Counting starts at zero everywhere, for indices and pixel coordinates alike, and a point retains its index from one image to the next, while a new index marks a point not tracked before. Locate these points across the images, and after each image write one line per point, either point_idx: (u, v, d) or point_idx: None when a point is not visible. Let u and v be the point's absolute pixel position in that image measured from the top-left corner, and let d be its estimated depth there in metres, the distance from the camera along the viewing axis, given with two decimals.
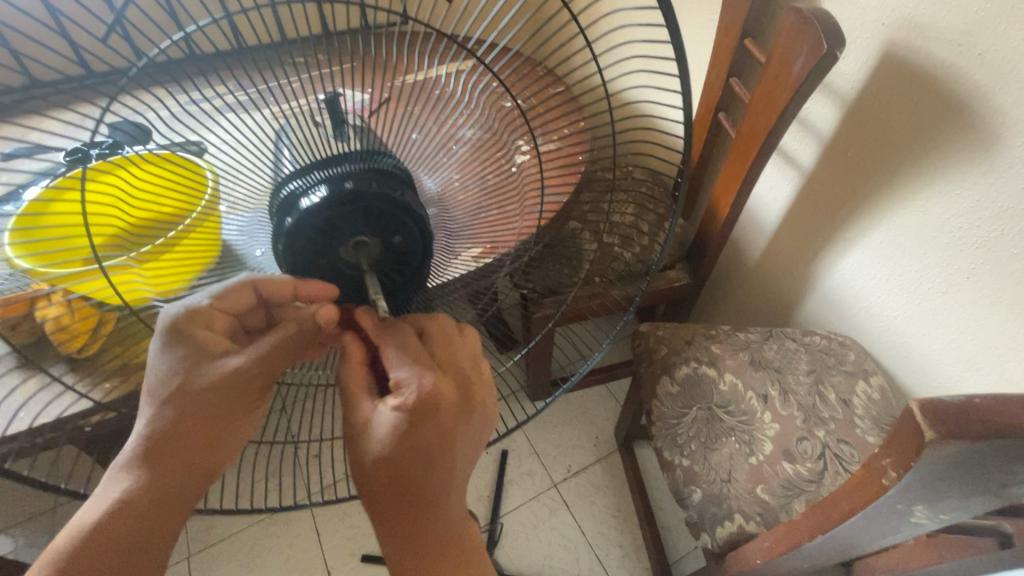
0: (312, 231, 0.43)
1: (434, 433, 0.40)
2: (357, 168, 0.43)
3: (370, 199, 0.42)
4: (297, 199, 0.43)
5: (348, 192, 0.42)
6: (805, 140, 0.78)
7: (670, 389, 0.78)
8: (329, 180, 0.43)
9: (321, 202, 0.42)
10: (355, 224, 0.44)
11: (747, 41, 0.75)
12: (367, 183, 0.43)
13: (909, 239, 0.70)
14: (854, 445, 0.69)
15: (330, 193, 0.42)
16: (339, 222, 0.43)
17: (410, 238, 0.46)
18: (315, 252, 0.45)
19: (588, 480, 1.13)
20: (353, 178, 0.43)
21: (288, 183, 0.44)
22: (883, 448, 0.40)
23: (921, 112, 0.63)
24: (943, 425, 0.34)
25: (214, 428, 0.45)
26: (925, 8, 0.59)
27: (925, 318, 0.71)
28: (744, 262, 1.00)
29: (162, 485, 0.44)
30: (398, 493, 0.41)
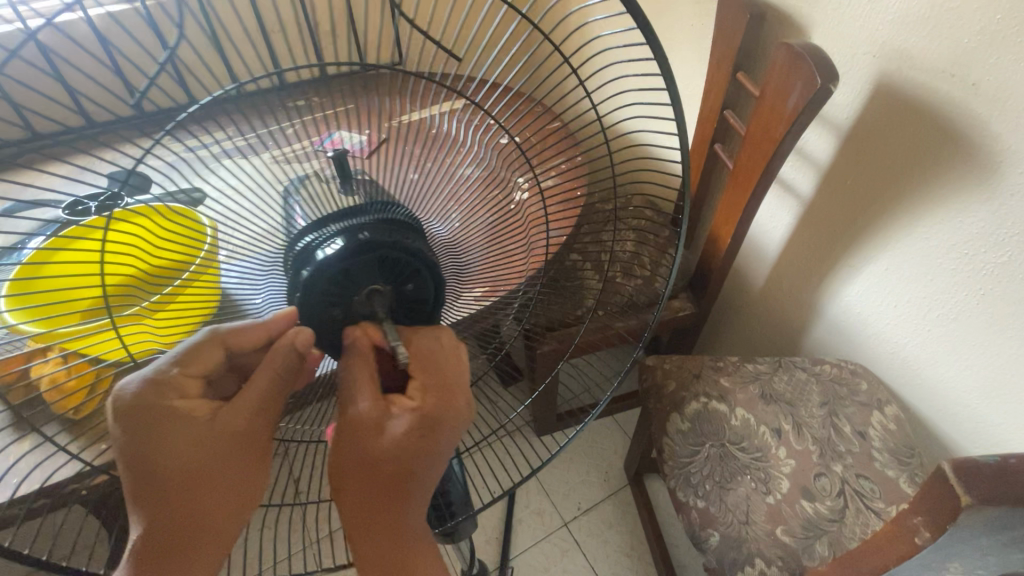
0: (328, 283, 0.42)
1: (443, 439, 0.42)
2: (371, 219, 0.43)
3: (385, 248, 0.42)
4: (313, 251, 0.43)
5: (364, 242, 0.42)
6: (803, 170, 0.79)
7: (680, 426, 0.76)
8: (345, 232, 0.43)
9: (338, 253, 0.41)
10: (370, 274, 0.44)
11: (740, 74, 0.76)
12: (384, 232, 0.43)
13: (916, 265, 0.69)
14: (874, 481, 0.67)
15: (346, 245, 0.42)
16: (355, 272, 0.43)
17: (422, 285, 0.46)
18: (330, 303, 0.44)
19: (599, 518, 1.10)
20: (368, 228, 0.43)
21: (301, 238, 0.44)
22: (913, 506, 0.40)
23: (917, 140, 0.63)
24: (981, 491, 0.34)
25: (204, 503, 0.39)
26: (915, 42, 0.59)
27: (937, 344, 0.70)
28: (747, 290, 0.99)
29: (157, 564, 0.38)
30: (391, 491, 0.42)
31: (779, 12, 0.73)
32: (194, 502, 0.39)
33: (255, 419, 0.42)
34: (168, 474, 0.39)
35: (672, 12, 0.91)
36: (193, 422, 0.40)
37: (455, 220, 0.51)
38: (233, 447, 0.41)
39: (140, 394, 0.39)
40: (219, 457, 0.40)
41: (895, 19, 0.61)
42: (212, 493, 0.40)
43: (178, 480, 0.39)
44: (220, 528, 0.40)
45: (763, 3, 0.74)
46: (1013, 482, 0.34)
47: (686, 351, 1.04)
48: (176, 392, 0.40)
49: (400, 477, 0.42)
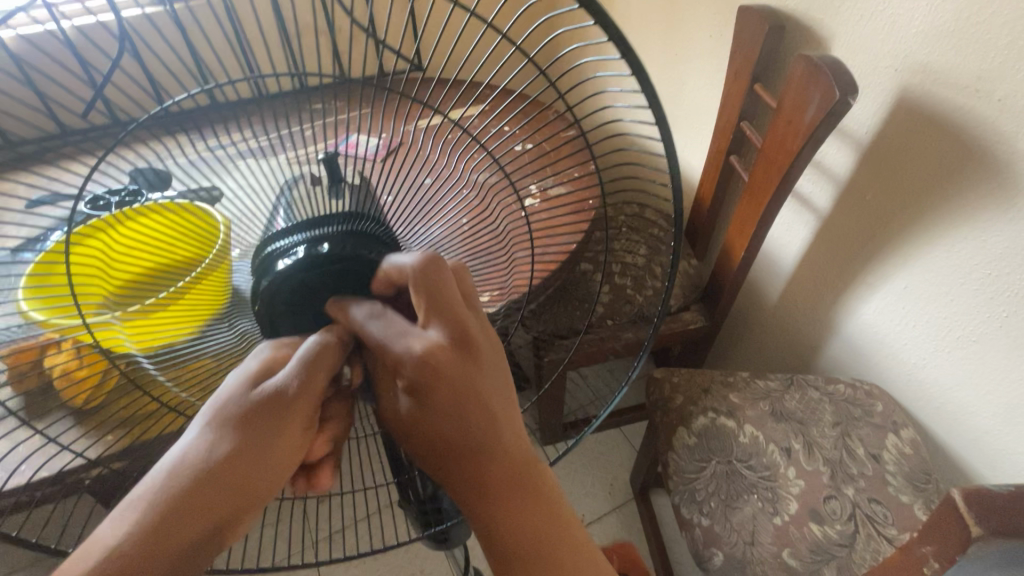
0: (288, 293, 0.44)
1: (451, 391, 0.37)
2: (334, 230, 0.44)
3: (344, 260, 0.43)
4: (275, 259, 0.43)
5: (324, 256, 0.43)
6: (821, 184, 0.77)
7: (687, 441, 0.75)
8: (307, 242, 0.43)
9: (297, 264, 0.42)
10: (331, 286, 0.44)
11: (757, 86, 0.75)
12: (344, 245, 0.44)
13: (936, 284, 0.67)
14: (887, 506, 0.65)
15: (306, 256, 0.43)
16: (315, 284, 0.44)
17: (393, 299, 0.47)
18: (293, 313, 0.45)
19: (603, 532, 1.09)
20: (329, 240, 0.43)
21: (272, 242, 0.44)
22: (924, 534, 0.41)
23: (941, 155, 0.61)
24: (991, 521, 0.35)
25: (266, 446, 0.35)
26: (939, 56, 0.58)
27: (957, 367, 0.68)
28: (762, 304, 0.97)
29: (206, 492, 0.32)
30: (446, 449, 0.38)
31: (799, 23, 0.72)
32: (262, 447, 0.35)
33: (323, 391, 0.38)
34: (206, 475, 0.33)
35: (691, 23, 0.90)
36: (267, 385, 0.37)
37: (461, 222, 0.52)
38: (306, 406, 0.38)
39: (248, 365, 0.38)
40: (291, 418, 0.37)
41: (918, 32, 0.59)
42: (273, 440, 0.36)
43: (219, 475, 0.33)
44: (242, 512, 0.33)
45: (783, 15, 0.73)
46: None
47: (696, 365, 1.02)
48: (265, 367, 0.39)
49: (454, 437, 0.38)
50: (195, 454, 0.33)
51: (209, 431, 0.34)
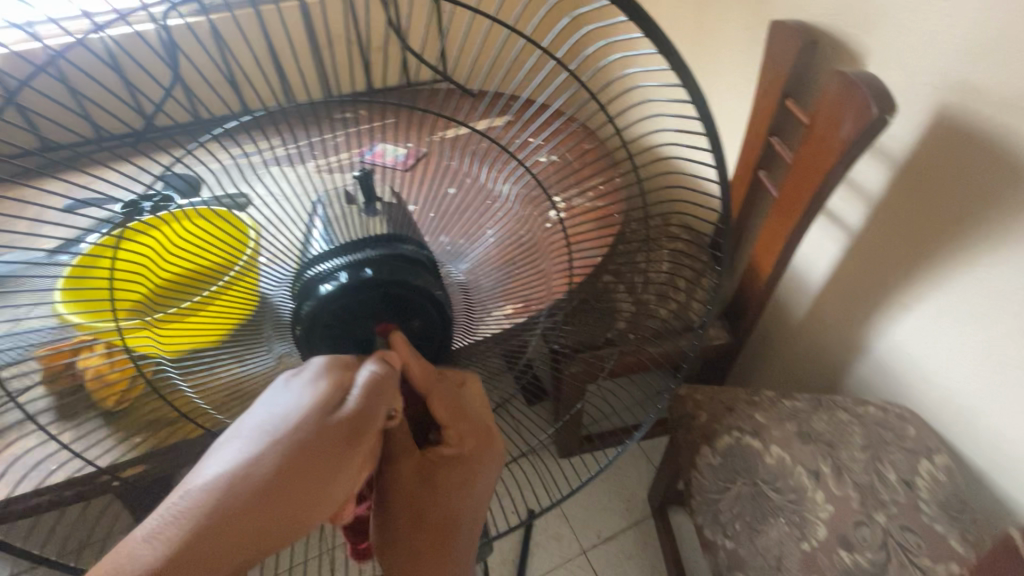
0: (329, 316, 0.45)
1: (457, 477, 0.44)
2: (375, 254, 0.45)
3: (386, 287, 0.45)
4: (317, 284, 0.45)
5: (368, 280, 0.45)
6: (853, 201, 0.76)
7: (710, 460, 0.74)
8: (349, 266, 0.45)
9: (340, 288, 0.44)
10: (371, 310, 0.46)
11: (789, 101, 0.74)
12: (386, 269, 0.45)
13: (975, 306, 0.65)
14: (921, 535, 0.63)
15: (350, 280, 0.44)
16: (355, 307, 0.45)
17: (428, 323, 0.48)
18: (332, 336, 0.47)
19: (620, 548, 1.07)
20: (371, 264, 0.45)
21: (313, 265, 0.46)
22: None
23: (982, 174, 0.60)
24: None
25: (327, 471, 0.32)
26: (981, 74, 0.57)
27: (995, 393, 0.65)
28: (788, 321, 0.95)
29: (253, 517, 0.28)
30: (430, 530, 0.43)
31: (832, 38, 0.71)
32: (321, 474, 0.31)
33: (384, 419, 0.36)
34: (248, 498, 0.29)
35: (720, 37, 0.89)
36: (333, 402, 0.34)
37: (489, 237, 0.53)
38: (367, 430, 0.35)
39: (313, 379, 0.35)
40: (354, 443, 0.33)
41: (959, 49, 0.58)
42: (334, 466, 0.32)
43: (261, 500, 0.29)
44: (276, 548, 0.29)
45: (815, 30, 0.72)
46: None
47: (719, 381, 1.01)
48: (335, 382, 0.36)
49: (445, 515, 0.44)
50: (248, 473, 0.29)
51: (269, 446, 0.31)
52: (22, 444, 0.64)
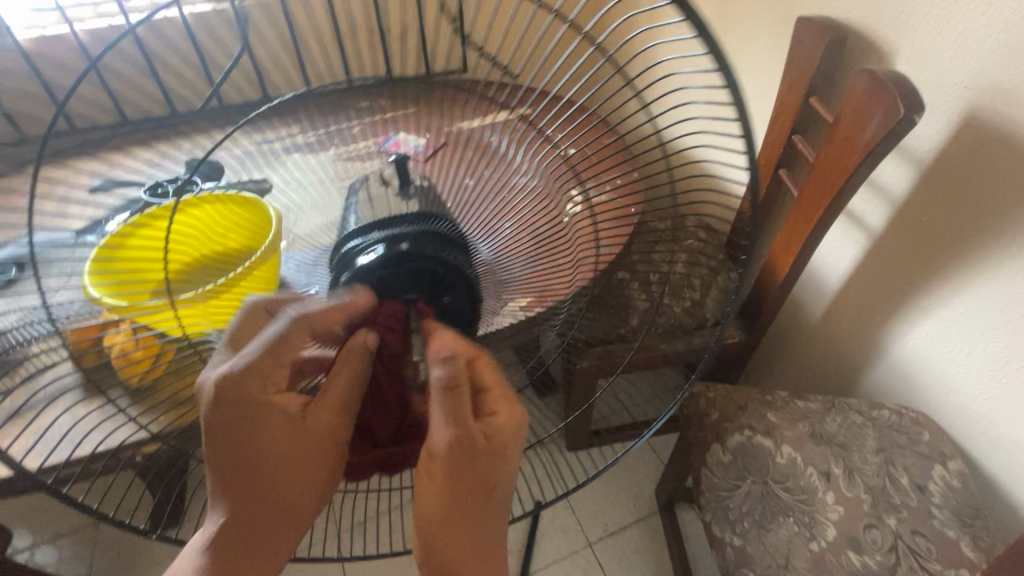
0: (363, 289, 0.44)
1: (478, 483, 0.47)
2: (413, 230, 0.45)
3: (424, 257, 0.44)
4: (354, 256, 0.45)
5: (403, 253, 0.44)
6: (875, 202, 0.75)
7: (721, 458, 0.74)
8: (386, 240, 0.45)
9: (377, 259, 0.44)
10: (406, 284, 0.45)
11: (813, 99, 0.73)
12: (423, 244, 0.45)
13: (996, 312, 0.64)
14: (931, 540, 0.62)
15: (387, 252, 0.44)
16: (392, 281, 0.44)
17: (459, 299, 0.47)
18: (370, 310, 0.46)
19: (626, 543, 1.07)
20: (408, 239, 0.45)
21: (349, 241, 0.46)
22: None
23: (1009, 177, 0.59)
24: None
25: (260, 445, 0.46)
26: (1013, 75, 0.56)
27: (1013, 401, 0.65)
28: (803, 323, 0.94)
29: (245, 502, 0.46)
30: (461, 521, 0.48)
31: (860, 36, 0.70)
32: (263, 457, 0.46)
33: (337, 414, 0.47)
34: (267, 451, 0.46)
35: (745, 33, 0.89)
36: (281, 412, 0.46)
37: (506, 229, 0.54)
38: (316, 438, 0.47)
39: (239, 384, 0.44)
40: (293, 443, 0.46)
41: (991, 50, 0.57)
42: (275, 438, 0.46)
43: (283, 462, 0.47)
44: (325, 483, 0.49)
45: (843, 26, 0.71)
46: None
47: (730, 381, 1.01)
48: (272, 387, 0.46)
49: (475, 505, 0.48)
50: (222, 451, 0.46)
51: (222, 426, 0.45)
52: (49, 418, 0.66)
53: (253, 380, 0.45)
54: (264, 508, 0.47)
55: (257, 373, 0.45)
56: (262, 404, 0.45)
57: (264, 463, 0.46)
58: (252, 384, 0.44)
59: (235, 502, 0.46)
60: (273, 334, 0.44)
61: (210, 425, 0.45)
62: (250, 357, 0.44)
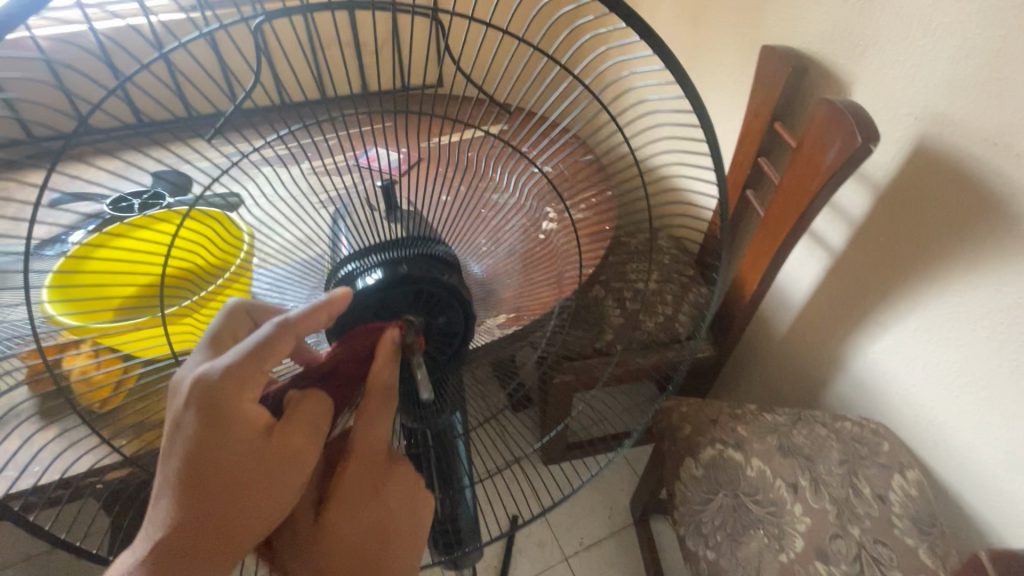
0: (365, 311, 0.45)
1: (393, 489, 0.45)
2: (410, 253, 0.46)
3: (422, 281, 0.45)
4: (354, 278, 0.46)
5: (403, 276, 0.44)
6: (835, 223, 0.78)
7: (694, 472, 0.75)
8: (385, 264, 0.45)
9: (377, 284, 0.44)
10: (405, 305, 0.46)
11: (777, 124, 0.77)
12: (423, 267, 0.45)
13: (948, 328, 0.67)
14: (892, 548, 0.65)
15: (386, 276, 0.44)
16: (393, 302, 0.45)
17: (454, 319, 0.49)
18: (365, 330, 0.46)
19: (601, 556, 1.08)
20: (406, 262, 0.45)
21: (346, 264, 0.47)
22: None
23: (956, 204, 0.63)
24: None
25: (218, 452, 0.37)
26: (959, 108, 0.60)
27: (965, 413, 0.68)
28: (770, 337, 0.98)
29: (195, 518, 0.36)
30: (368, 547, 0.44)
31: (820, 66, 0.74)
32: (222, 469, 0.37)
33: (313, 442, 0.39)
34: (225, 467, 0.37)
35: (712, 57, 0.92)
36: (251, 424, 0.38)
37: (486, 247, 0.54)
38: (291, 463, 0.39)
39: (219, 381, 0.37)
40: (263, 460, 0.37)
41: (939, 83, 0.61)
42: (237, 450, 0.37)
43: (239, 484, 0.37)
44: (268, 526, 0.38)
45: (804, 56, 0.75)
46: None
47: (700, 396, 1.04)
48: (250, 394, 0.38)
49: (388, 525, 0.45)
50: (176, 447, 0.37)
51: (182, 417, 0.37)
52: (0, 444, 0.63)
53: (231, 383, 0.37)
54: (203, 536, 0.36)
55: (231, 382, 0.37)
56: (235, 410, 0.37)
57: (222, 474, 0.37)
58: (231, 389, 0.37)
59: (181, 510, 0.36)
60: (259, 340, 0.38)
61: (173, 424, 0.37)
62: (232, 357, 0.38)
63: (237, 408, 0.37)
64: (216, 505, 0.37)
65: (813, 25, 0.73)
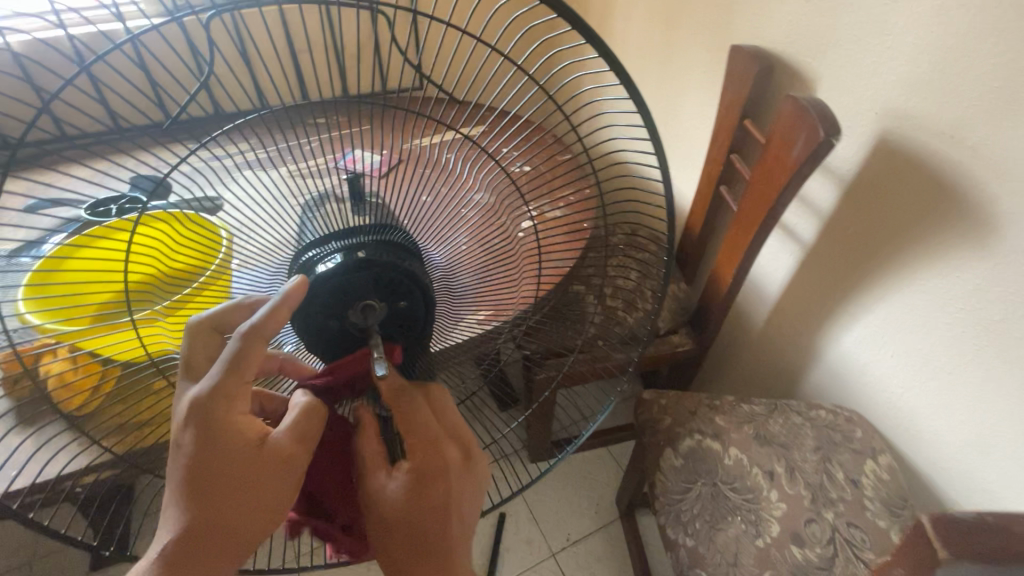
0: (325, 293, 0.46)
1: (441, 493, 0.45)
2: (370, 240, 0.48)
3: (379, 269, 0.47)
4: (314, 263, 0.47)
5: (361, 260, 0.46)
6: (806, 216, 0.81)
7: (674, 462, 0.76)
8: (344, 249, 0.47)
9: (335, 268, 0.46)
10: (366, 289, 0.47)
11: (747, 121, 0.79)
12: (380, 252, 0.47)
13: (915, 315, 0.70)
14: (865, 530, 0.67)
15: (344, 261, 0.46)
16: (352, 286, 0.47)
17: (415, 303, 0.49)
18: (329, 312, 0.47)
19: (588, 551, 1.09)
20: (365, 248, 0.47)
21: (307, 250, 0.48)
22: (895, 557, 0.45)
23: (917, 195, 0.65)
24: (952, 545, 0.39)
25: (221, 463, 0.42)
26: (916, 103, 0.62)
27: (932, 397, 0.71)
28: (747, 330, 1.00)
29: (207, 524, 0.41)
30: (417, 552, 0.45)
31: (786, 64, 0.76)
32: (224, 478, 0.41)
33: (298, 445, 0.43)
34: (223, 476, 0.41)
35: (685, 57, 0.94)
36: (245, 436, 0.43)
37: (462, 244, 0.54)
38: (281, 468, 0.43)
39: (211, 398, 0.42)
40: (259, 469, 0.42)
41: (898, 79, 0.63)
42: (236, 459, 0.42)
43: (238, 488, 0.42)
44: (268, 527, 0.42)
45: (772, 55, 0.77)
46: (985, 540, 0.39)
47: (682, 386, 1.05)
48: (239, 408, 0.43)
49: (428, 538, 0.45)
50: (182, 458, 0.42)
51: (182, 432, 0.42)
52: None
53: (219, 400, 0.42)
54: (216, 539, 0.41)
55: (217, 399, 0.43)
56: (226, 424, 0.42)
57: (224, 481, 0.41)
58: (219, 403, 0.42)
59: (191, 517, 0.41)
60: (239, 355, 0.43)
61: (176, 442, 0.42)
62: (216, 376, 0.43)
63: (229, 422, 0.42)
64: (220, 509, 0.41)
65: (779, 24, 0.75)
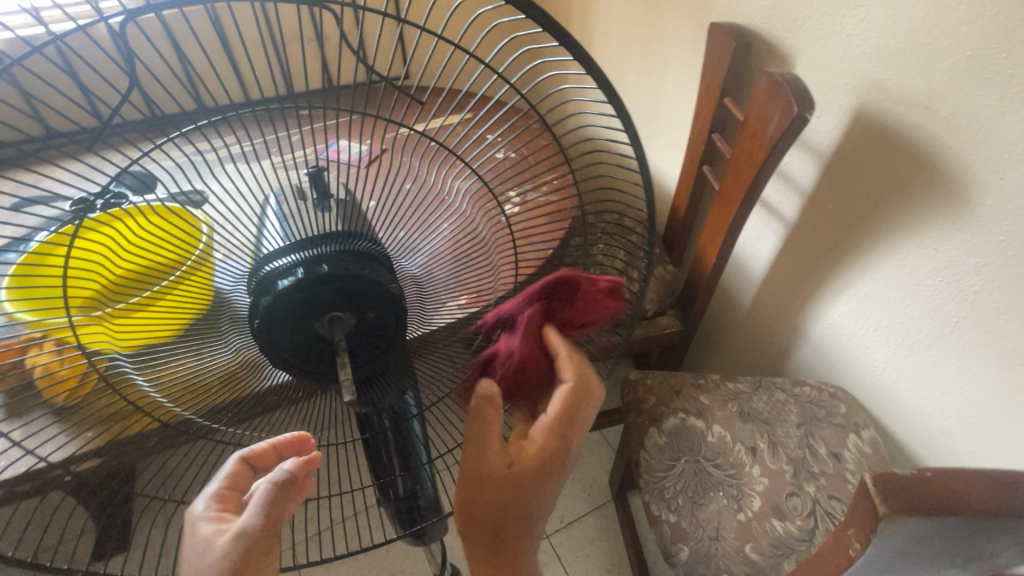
0: (288, 308, 0.46)
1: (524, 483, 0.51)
2: (333, 250, 0.47)
3: (332, 285, 0.46)
4: (274, 279, 0.46)
5: (323, 275, 0.46)
6: (787, 193, 0.80)
7: (658, 440, 0.77)
8: (304, 263, 0.46)
9: (295, 284, 0.45)
10: (329, 303, 0.48)
11: (727, 99, 0.78)
12: (342, 265, 0.46)
13: (896, 290, 0.70)
14: (845, 501, 0.67)
15: (305, 276, 0.45)
16: (314, 301, 0.47)
17: (383, 313, 0.50)
18: (296, 322, 0.48)
19: (582, 532, 1.10)
20: (327, 261, 0.46)
21: (267, 262, 0.46)
22: (847, 520, 0.45)
23: (894, 168, 0.65)
24: (895, 501, 0.40)
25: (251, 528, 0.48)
26: (891, 74, 0.62)
27: (914, 371, 0.71)
28: (734, 311, 1.00)
29: None
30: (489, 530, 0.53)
31: (764, 40, 0.75)
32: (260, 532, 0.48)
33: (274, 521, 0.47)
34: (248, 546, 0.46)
35: (665, 37, 0.93)
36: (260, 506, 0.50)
37: (445, 230, 0.54)
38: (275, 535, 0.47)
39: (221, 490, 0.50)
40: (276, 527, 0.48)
41: (872, 50, 0.63)
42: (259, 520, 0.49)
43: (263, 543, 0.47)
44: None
45: (750, 32, 0.77)
46: (924, 493, 0.40)
47: (672, 367, 1.05)
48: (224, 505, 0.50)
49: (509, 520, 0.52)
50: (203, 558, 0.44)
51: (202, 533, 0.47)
52: None
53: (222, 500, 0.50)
54: None
55: (225, 503, 0.50)
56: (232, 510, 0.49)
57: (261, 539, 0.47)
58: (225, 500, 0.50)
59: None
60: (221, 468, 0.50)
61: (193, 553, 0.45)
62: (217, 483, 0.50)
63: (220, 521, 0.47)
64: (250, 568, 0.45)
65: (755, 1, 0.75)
